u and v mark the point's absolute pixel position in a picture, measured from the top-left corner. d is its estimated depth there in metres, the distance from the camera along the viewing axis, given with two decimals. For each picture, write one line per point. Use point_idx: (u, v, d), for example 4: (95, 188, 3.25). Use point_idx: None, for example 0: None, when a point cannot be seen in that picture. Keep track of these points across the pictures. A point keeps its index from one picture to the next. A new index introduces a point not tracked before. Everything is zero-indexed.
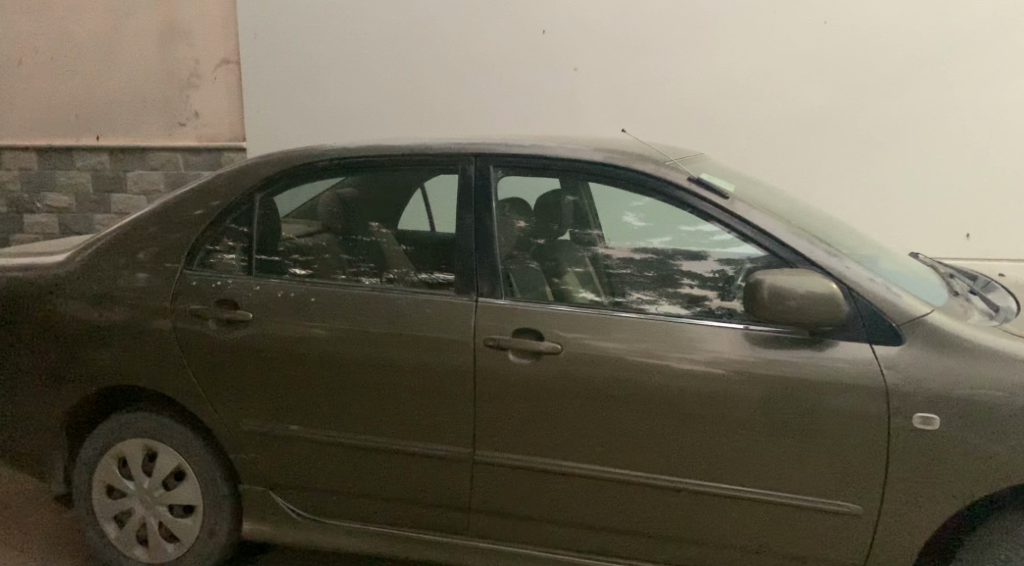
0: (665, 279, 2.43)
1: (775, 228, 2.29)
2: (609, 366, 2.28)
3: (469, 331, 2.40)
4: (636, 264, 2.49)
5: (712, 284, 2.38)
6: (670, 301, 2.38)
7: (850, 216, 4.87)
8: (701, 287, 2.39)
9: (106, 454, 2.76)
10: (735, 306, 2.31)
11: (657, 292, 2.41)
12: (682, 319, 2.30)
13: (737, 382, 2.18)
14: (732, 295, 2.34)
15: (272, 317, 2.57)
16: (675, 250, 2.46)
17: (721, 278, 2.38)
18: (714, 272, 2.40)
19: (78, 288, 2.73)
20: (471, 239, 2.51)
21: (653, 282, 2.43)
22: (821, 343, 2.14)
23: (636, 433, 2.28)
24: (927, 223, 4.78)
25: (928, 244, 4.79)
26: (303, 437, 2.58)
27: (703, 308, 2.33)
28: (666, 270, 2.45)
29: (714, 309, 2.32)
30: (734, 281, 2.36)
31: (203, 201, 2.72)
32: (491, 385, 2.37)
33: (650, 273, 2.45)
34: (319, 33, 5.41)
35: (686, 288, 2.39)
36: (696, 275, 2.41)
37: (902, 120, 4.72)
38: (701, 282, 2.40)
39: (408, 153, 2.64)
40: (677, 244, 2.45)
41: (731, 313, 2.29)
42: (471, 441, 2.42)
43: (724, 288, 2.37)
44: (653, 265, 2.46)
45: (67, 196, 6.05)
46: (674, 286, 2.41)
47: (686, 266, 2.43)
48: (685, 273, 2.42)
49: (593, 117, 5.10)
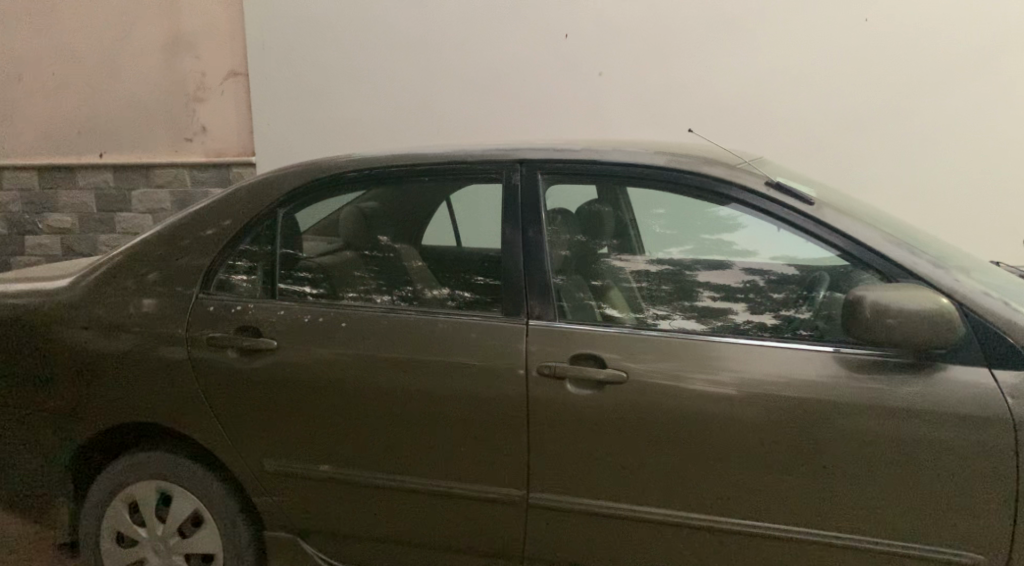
0: (684, 291, 2.26)
1: (869, 237, 2.05)
2: (681, 397, 2.06)
3: (519, 358, 2.16)
4: (652, 278, 2.30)
5: (739, 296, 2.22)
6: (685, 316, 2.20)
7: (908, 218, 4.46)
8: (725, 299, 2.22)
9: (114, 499, 2.50)
10: (763, 319, 2.16)
11: (672, 306, 2.23)
12: (699, 336, 2.13)
13: (828, 411, 1.98)
14: (764, 307, 2.19)
15: (300, 344, 2.32)
16: (695, 259, 2.32)
17: (751, 287, 2.25)
18: (742, 281, 2.27)
19: (81, 316, 2.48)
20: (519, 255, 2.26)
21: (669, 295, 2.26)
22: (927, 368, 1.94)
23: (714, 472, 2.07)
24: (991, 225, 4.39)
25: (994, 246, 4.41)
26: (335, 478, 2.33)
27: (726, 323, 2.16)
28: (684, 281, 2.28)
29: (742, 325, 2.15)
30: (768, 292, 2.25)
31: (218, 217, 2.48)
32: (547, 418, 2.14)
33: (667, 286, 2.28)
34: (330, 42, 5.19)
35: (705, 300, 2.23)
36: (717, 287, 2.25)
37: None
38: (725, 293, 2.24)
39: (442, 162, 2.40)
40: (699, 254, 2.32)
41: (760, 327, 2.13)
42: (525, 483, 2.19)
43: (754, 301, 2.21)
44: (669, 277, 2.29)
45: (69, 217, 5.83)
46: (692, 299, 2.23)
47: (706, 276, 2.28)
48: (704, 285, 2.26)
49: (622, 125, 4.85)
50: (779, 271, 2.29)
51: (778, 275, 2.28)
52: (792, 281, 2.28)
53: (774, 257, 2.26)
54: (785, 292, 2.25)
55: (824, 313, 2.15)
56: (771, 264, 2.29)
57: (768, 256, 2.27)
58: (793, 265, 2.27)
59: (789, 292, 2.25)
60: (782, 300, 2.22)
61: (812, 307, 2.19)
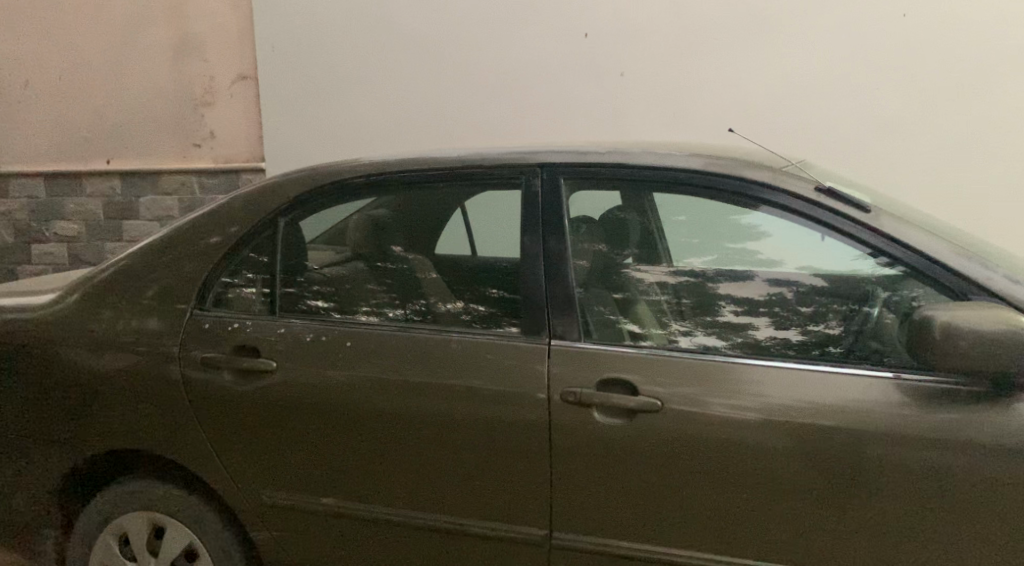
0: (703, 305, 2.09)
1: (932, 248, 1.86)
2: (722, 427, 1.86)
3: (541, 383, 1.96)
4: (671, 290, 2.13)
5: (762, 309, 2.03)
6: (707, 333, 2.01)
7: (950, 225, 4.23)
8: (747, 313, 2.04)
9: (104, 530, 2.33)
10: (788, 336, 1.97)
11: (692, 322, 2.05)
12: (724, 356, 1.94)
13: (887, 444, 1.78)
14: (789, 323, 2.00)
15: (302, 365, 2.13)
16: (716, 271, 2.17)
17: (776, 300, 2.06)
18: (766, 294, 2.08)
19: (69, 334, 2.30)
20: (540, 269, 2.06)
21: (689, 309, 2.08)
22: (1004, 398, 1.73)
23: (757, 511, 1.87)
24: None
25: None
26: (339, 512, 2.15)
27: (746, 340, 1.97)
28: (706, 295, 2.11)
29: (763, 342, 1.96)
30: (795, 304, 2.04)
31: (215, 227, 2.30)
32: (571, 449, 1.94)
33: (687, 300, 2.10)
34: (342, 44, 5.03)
35: (726, 316, 2.04)
36: (741, 300, 2.07)
37: (1006, 117, 4.10)
38: (748, 307, 2.05)
39: (456, 166, 2.20)
40: (721, 264, 2.17)
41: (785, 344, 1.95)
42: (547, 521, 2.00)
43: (779, 315, 2.02)
44: (690, 290, 2.13)
45: (77, 224, 5.70)
46: (713, 314, 2.05)
47: (726, 288, 2.12)
48: (726, 298, 2.09)
49: (645, 127, 4.65)
50: (808, 284, 2.09)
51: (807, 287, 2.08)
52: (824, 293, 2.06)
53: (801, 268, 2.07)
54: (816, 306, 2.03)
55: (851, 327, 1.97)
56: (799, 275, 2.09)
57: (795, 266, 2.07)
58: (822, 277, 2.07)
59: (819, 305, 2.03)
60: (811, 314, 2.01)
61: (842, 319, 2.00)
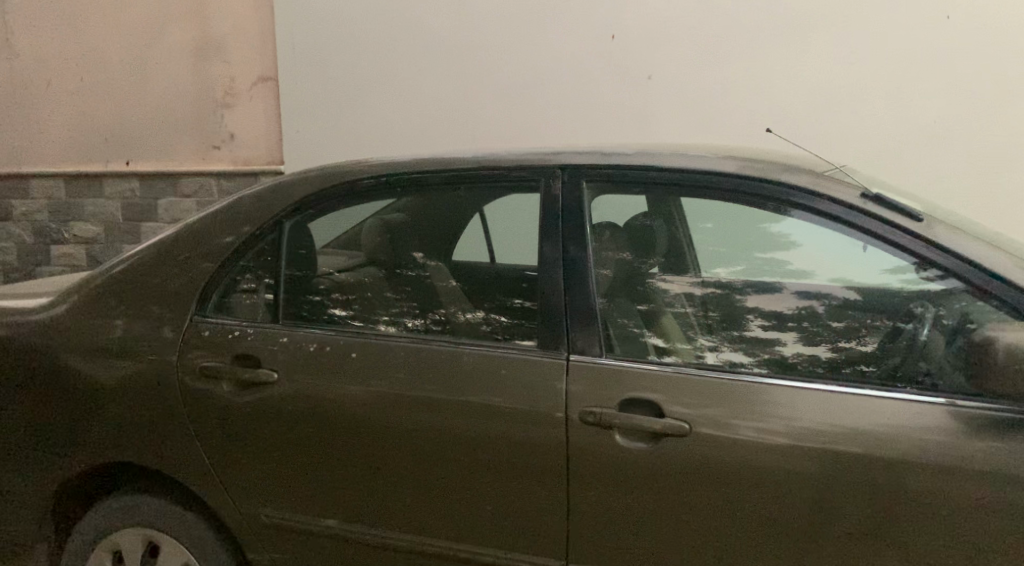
0: (731, 318, 1.92)
1: (994, 263, 1.69)
2: (756, 453, 1.71)
3: (559, 399, 1.82)
4: (698, 301, 1.96)
5: (792, 324, 1.88)
6: (734, 349, 1.86)
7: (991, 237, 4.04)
8: (775, 327, 1.88)
9: (99, 545, 2.23)
10: (816, 352, 1.81)
11: (719, 337, 1.89)
12: (758, 378, 1.77)
13: (941, 479, 1.60)
14: (818, 338, 1.85)
15: (306, 376, 2.01)
16: (745, 282, 1.98)
17: (807, 314, 1.89)
18: (796, 308, 1.91)
19: (66, 339, 2.20)
20: (558, 279, 1.92)
21: (716, 323, 1.93)
22: None
23: (796, 547, 1.70)
24: None
25: None
26: (340, 534, 2.02)
27: (772, 356, 1.82)
28: (735, 308, 1.94)
29: (793, 361, 1.80)
30: (827, 320, 1.88)
31: (219, 231, 2.18)
32: (588, 474, 1.80)
33: (715, 313, 1.94)
34: (362, 45, 4.94)
35: (754, 330, 1.88)
36: (770, 313, 1.90)
37: None
38: (776, 322, 1.89)
39: (474, 167, 2.07)
40: (751, 276, 1.98)
41: (813, 362, 1.79)
42: (561, 550, 1.85)
43: (809, 331, 1.86)
44: (719, 303, 1.96)
45: (96, 226, 5.66)
46: (741, 329, 1.89)
47: (755, 301, 1.94)
48: (755, 311, 1.92)
49: (674, 132, 4.51)
50: (841, 297, 1.93)
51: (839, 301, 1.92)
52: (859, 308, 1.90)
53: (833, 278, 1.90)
54: (849, 321, 1.87)
55: (892, 345, 1.82)
56: (832, 287, 1.93)
57: (827, 277, 1.91)
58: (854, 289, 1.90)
59: (854, 320, 1.87)
60: (842, 329, 1.86)
61: (882, 336, 1.84)
